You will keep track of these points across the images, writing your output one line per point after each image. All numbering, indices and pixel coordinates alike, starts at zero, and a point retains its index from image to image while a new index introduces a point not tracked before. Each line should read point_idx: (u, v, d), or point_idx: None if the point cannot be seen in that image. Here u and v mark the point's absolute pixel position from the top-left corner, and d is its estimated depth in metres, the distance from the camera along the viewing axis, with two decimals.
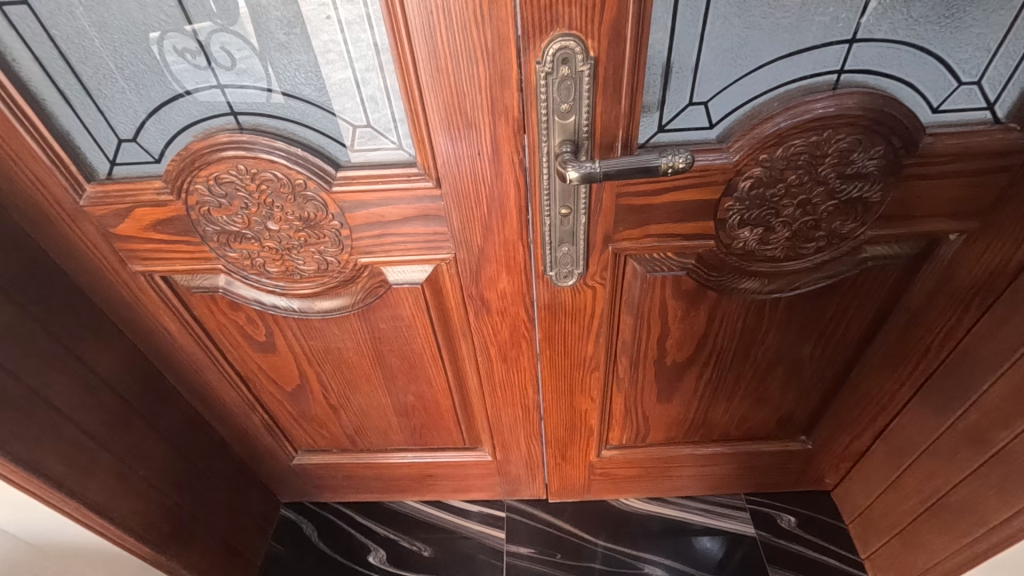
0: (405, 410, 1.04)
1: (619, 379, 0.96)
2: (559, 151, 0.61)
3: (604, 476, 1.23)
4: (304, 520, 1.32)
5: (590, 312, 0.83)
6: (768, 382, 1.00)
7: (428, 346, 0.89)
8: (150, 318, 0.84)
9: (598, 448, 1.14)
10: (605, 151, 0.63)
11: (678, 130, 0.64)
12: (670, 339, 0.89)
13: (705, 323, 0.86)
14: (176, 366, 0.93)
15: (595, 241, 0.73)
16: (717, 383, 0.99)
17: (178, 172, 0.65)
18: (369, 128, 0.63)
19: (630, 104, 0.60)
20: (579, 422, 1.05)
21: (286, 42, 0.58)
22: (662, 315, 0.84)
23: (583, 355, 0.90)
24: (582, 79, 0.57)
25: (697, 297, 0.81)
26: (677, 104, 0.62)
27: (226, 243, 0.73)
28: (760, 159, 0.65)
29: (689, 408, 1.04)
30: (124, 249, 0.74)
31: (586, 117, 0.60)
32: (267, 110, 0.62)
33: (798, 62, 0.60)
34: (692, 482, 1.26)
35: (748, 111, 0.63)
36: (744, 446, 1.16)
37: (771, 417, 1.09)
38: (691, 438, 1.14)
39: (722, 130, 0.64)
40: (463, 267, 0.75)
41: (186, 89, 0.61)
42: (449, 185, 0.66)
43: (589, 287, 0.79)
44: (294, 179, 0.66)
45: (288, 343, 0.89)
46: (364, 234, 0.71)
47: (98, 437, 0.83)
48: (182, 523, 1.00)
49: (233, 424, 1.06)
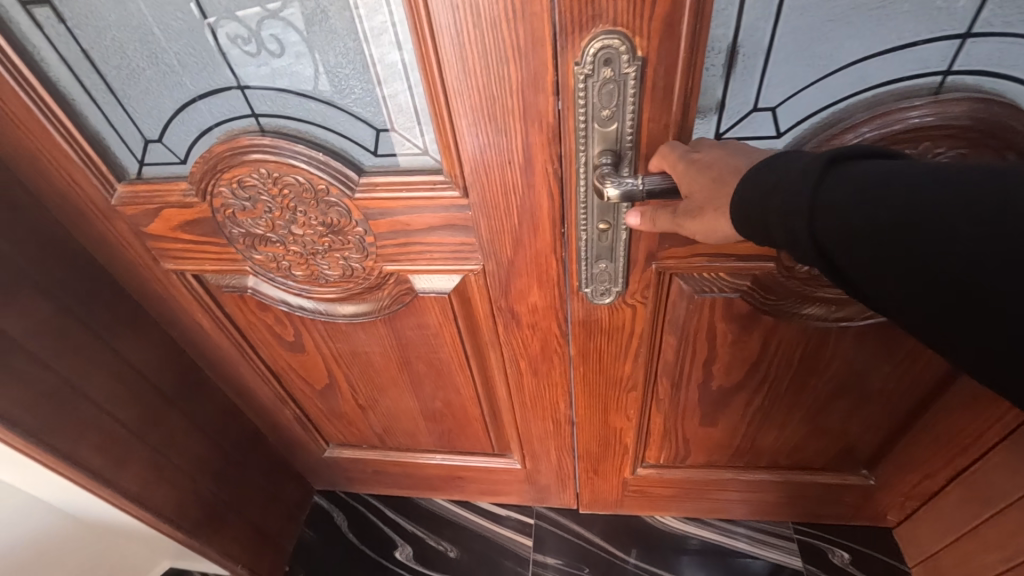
0: (433, 415, 1.02)
1: (659, 400, 0.90)
2: (598, 162, 0.55)
3: (638, 493, 1.17)
4: (335, 509, 1.34)
5: (628, 330, 0.76)
6: (829, 413, 0.90)
7: (456, 355, 0.85)
8: (183, 314, 0.85)
9: (633, 465, 1.08)
10: (651, 161, 0.56)
11: (739, 138, 0.56)
12: (717, 363, 0.81)
13: (758, 348, 0.78)
14: (210, 360, 0.94)
15: (636, 257, 0.66)
16: (767, 411, 0.90)
17: (203, 174, 0.63)
18: (393, 133, 0.58)
19: (682, 110, 0.52)
20: (613, 438, 1.00)
21: (308, 40, 0.54)
22: (708, 338, 0.77)
23: (620, 374, 0.84)
24: (626, 83, 0.50)
25: (750, 321, 0.73)
26: (739, 110, 0.54)
27: (251, 246, 0.71)
28: None
29: (734, 433, 0.96)
30: (156, 248, 0.74)
31: (630, 126, 0.53)
32: (289, 112, 0.59)
33: (894, 61, 0.50)
34: (733, 506, 1.18)
35: (823, 119, 0.54)
36: (795, 474, 1.07)
37: (829, 448, 0.99)
38: (737, 462, 1.06)
39: (791, 139, 0.56)
40: (492, 279, 0.71)
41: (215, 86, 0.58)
42: (476, 195, 0.61)
43: (628, 305, 0.72)
44: (316, 184, 0.62)
45: (316, 344, 0.88)
46: (389, 242, 0.68)
47: (134, 429, 0.85)
48: (215, 510, 1.03)
49: (267, 416, 1.08)
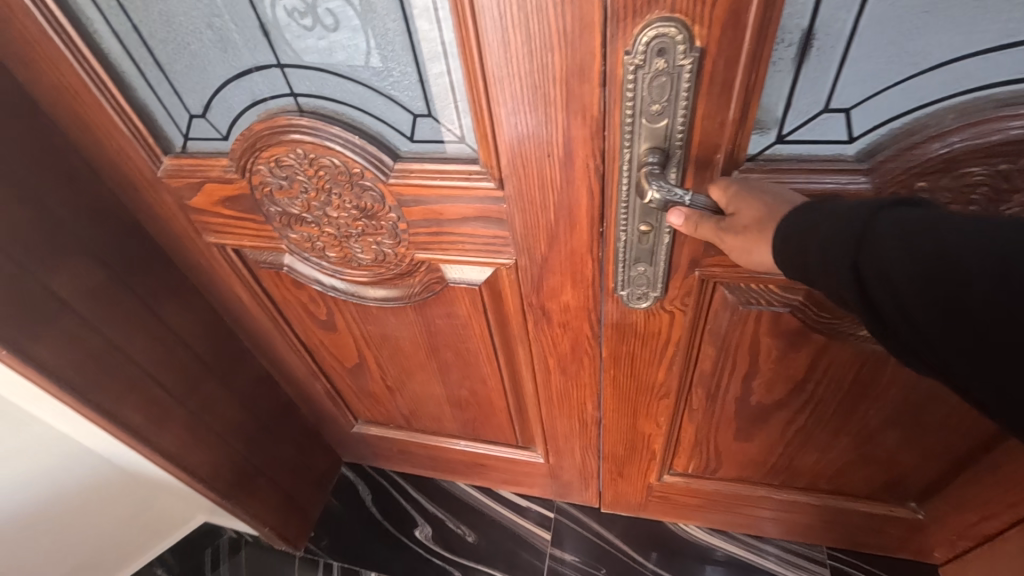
0: (459, 402, 1.01)
1: (692, 409, 0.86)
2: (644, 160, 0.52)
3: (663, 499, 1.13)
4: (361, 482, 1.37)
5: (664, 337, 0.72)
6: (879, 441, 0.84)
7: (484, 347, 0.84)
8: (224, 286, 0.87)
9: (660, 471, 1.04)
10: (700, 160, 0.52)
11: (805, 141, 0.51)
12: (758, 379, 0.76)
13: (806, 368, 0.73)
14: (248, 331, 0.96)
15: (678, 262, 0.62)
16: (810, 432, 0.85)
17: (242, 151, 0.63)
18: (431, 119, 0.56)
19: (741, 109, 0.48)
20: (641, 444, 0.96)
21: (349, 19, 0.52)
22: (751, 352, 0.72)
23: (652, 381, 0.80)
24: (681, 76, 0.46)
25: (799, 339, 0.68)
26: (807, 110, 0.49)
27: (287, 225, 0.71)
28: (916, 187, 0.50)
29: (771, 451, 0.91)
30: (198, 221, 0.75)
31: (680, 122, 0.49)
32: (328, 92, 0.58)
33: (998, 61, 0.44)
34: (763, 523, 1.13)
35: (906, 124, 0.48)
36: (833, 498, 1.01)
37: (875, 476, 0.93)
38: (771, 481, 1.00)
39: (866, 145, 0.50)
40: (524, 274, 0.68)
41: (235, 73, 0.59)
42: (512, 187, 0.58)
43: (666, 311, 0.68)
44: (351, 167, 0.61)
45: (348, 324, 0.88)
46: (421, 229, 0.66)
47: (174, 392, 0.89)
48: (246, 475, 1.07)
49: (300, 388, 1.10)
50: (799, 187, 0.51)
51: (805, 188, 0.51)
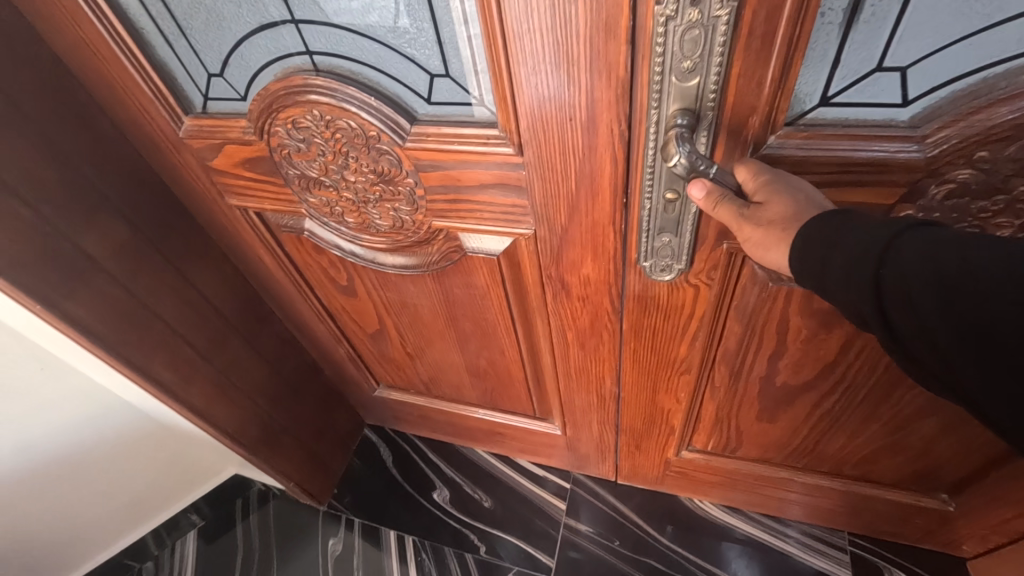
0: (477, 372, 1.01)
1: (714, 386, 0.83)
2: (671, 122, 0.49)
3: (680, 474, 1.13)
4: (383, 444, 1.41)
5: (688, 312, 0.70)
6: (913, 429, 0.80)
7: (502, 318, 0.83)
8: (247, 248, 0.88)
9: (678, 447, 1.03)
10: (734, 135, 0.50)
11: (853, 104, 0.48)
12: (787, 360, 0.74)
13: (838, 349, 0.70)
14: (272, 293, 0.98)
15: (705, 233, 0.60)
16: (836, 417, 0.82)
17: (260, 113, 0.62)
18: (448, 79, 0.54)
19: (781, 68, 0.45)
20: (660, 418, 0.94)
21: None
22: (779, 331, 0.70)
23: (673, 357, 0.78)
24: (716, 30, 0.43)
25: (832, 320, 0.65)
26: (857, 69, 0.46)
27: (306, 188, 0.71)
28: (974, 157, 0.47)
29: (796, 434, 0.88)
30: (221, 183, 0.76)
31: (713, 80, 0.46)
32: (344, 50, 0.56)
33: None
34: (781, 504, 1.11)
35: (969, 86, 0.45)
36: (858, 485, 0.99)
37: (906, 467, 0.90)
38: (794, 463, 0.98)
39: (921, 109, 0.47)
40: (543, 246, 0.66)
41: (254, 28, 0.57)
42: (532, 154, 0.55)
43: (691, 285, 0.66)
44: (367, 130, 0.59)
45: (368, 291, 0.89)
46: (439, 196, 0.64)
47: (201, 351, 0.91)
48: (272, 432, 1.11)
49: (323, 350, 1.12)
50: (843, 153, 0.49)
51: (850, 155, 0.49)
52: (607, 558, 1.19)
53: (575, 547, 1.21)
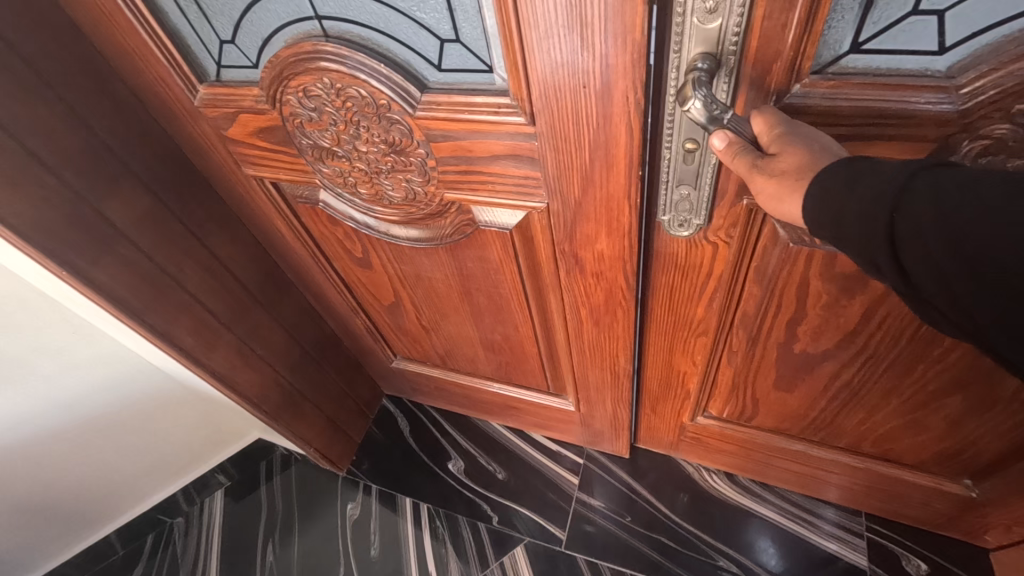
0: (492, 347, 1.02)
1: (731, 352, 0.91)
2: (692, 65, 0.53)
3: (696, 441, 1.19)
4: (400, 415, 1.44)
5: (706, 271, 0.76)
6: (938, 407, 0.86)
7: (515, 293, 0.82)
8: (265, 219, 0.89)
9: (693, 413, 1.10)
10: (756, 86, 0.53)
11: (887, 51, 0.51)
12: (804, 325, 0.80)
13: (859, 318, 0.76)
14: (292, 264, 0.99)
15: (725, 187, 0.64)
16: (857, 389, 0.89)
17: (271, 80, 0.61)
18: (459, 45, 0.52)
19: (805, 12, 0.47)
20: (677, 381, 1.03)
21: None
22: (799, 294, 0.75)
23: (691, 317, 0.85)
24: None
25: (852, 284, 0.70)
26: (890, 14, 0.49)
27: (320, 158, 0.70)
28: (1012, 111, 0.49)
29: (815, 403, 0.96)
30: (237, 153, 0.76)
31: (736, 23, 0.49)
32: (354, 14, 0.54)
33: None
34: (799, 476, 1.15)
35: (1012, 33, 0.47)
36: (878, 465, 1.04)
37: (929, 446, 0.95)
38: (810, 437, 1.05)
39: (958, 58, 0.49)
40: (557, 221, 0.65)
41: None
42: (544, 125, 0.53)
43: (710, 242, 0.71)
44: (378, 99, 0.58)
45: (382, 263, 0.89)
46: (450, 167, 0.63)
47: (223, 319, 0.93)
48: (294, 399, 1.14)
49: (342, 322, 1.14)
50: (873, 102, 0.52)
51: (880, 105, 0.52)
52: (618, 533, 1.21)
53: (586, 522, 1.23)
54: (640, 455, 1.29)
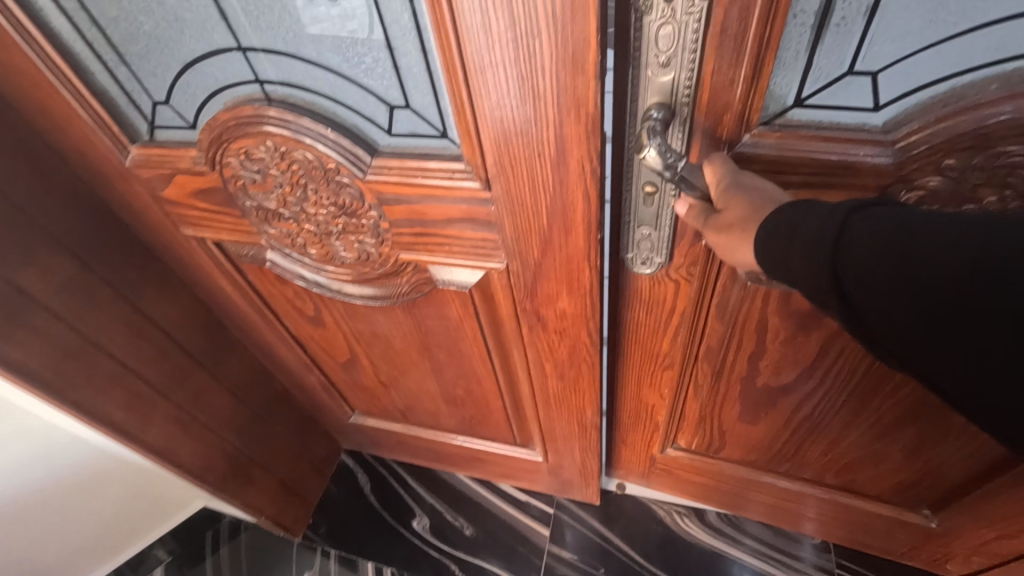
0: (455, 401, 0.98)
1: (696, 384, 0.91)
2: (647, 114, 0.53)
3: (666, 472, 1.18)
4: (360, 470, 1.36)
5: (670, 306, 0.76)
6: (896, 438, 0.87)
7: (477, 349, 0.80)
8: (207, 277, 0.83)
9: (663, 444, 1.10)
10: (708, 135, 0.55)
11: (827, 106, 0.52)
12: (766, 360, 0.81)
13: (816, 352, 0.77)
14: (238, 322, 0.93)
15: (684, 230, 0.65)
16: (817, 422, 0.90)
17: (210, 143, 0.58)
18: (409, 111, 0.50)
19: (752, 67, 0.49)
20: (646, 414, 1.03)
21: None
22: (759, 331, 0.77)
23: (658, 351, 0.86)
24: (689, 26, 0.47)
25: (808, 320, 0.72)
26: (829, 71, 0.50)
27: (265, 220, 0.67)
28: (944, 164, 0.51)
29: (778, 437, 0.97)
30: (174, 213, 0.71)
31: (687, 77, 0.51)
32: (295, 80, 0.51)
33: None
34: (768, 508, 1.15)
35: (938, 95, 0.49)
36: (842, 497, 1.05)
37: (890, 478, 0.97)
38: (777, 468, 1.06)
39: (893, 115, 0.51)
40: (517, 281, 0.63)
41: (198, 55, 0.52)
42: (500, 189, 0.52)
43: (672, 279, 0.72)
44: (325, 163, 0.56)
45: (336, 321, 0.85)
46: (405, 229, 0.61)
47: (160, 387, 0.86)
48: (241, 465, 1.06)
49: (294, 379, 1.08)
50: (816, 154, 0.54)
51: (823, 156, 0.54)
52: None
53: None
54: (611, 501, 1.26)
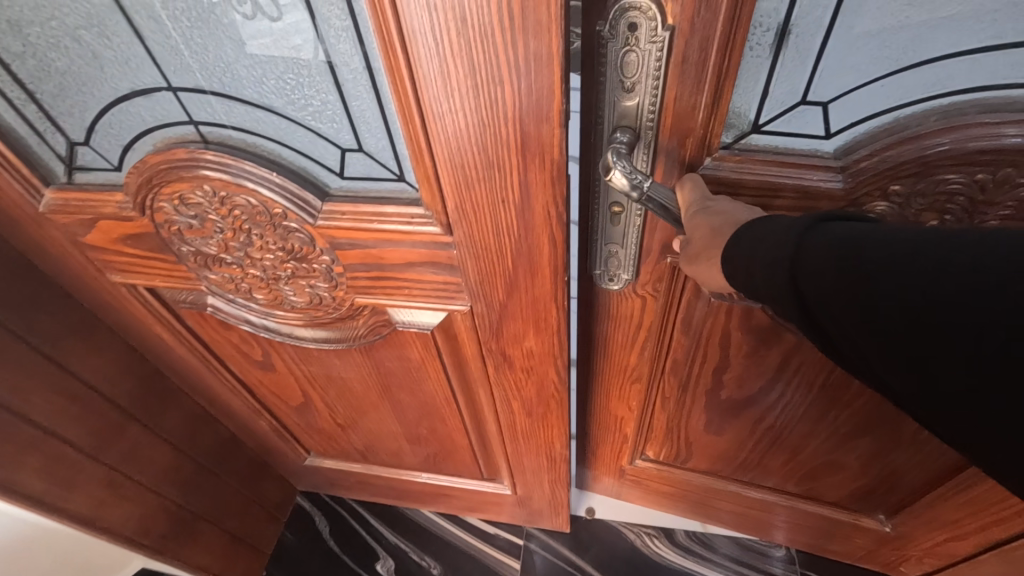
0: (418, 440, 0.94)
1: (663, 397, 0.91)
2: (613, 137, 0.53)
3: (636, 483, 1.19)
4: (318, 513, 1.29)
5: (638, 321, 0.76)
6: (851, 447, 0.90)
7: (440, 389, 0.76)
8: (141, 324, 0.76)
9: (631, 455, 1.11)
10: (673, 157, 0.55)
11: (782, 133, 0.53)
12: (729, 373, 0.82)
13: (776, 366, 0.79)
14: (177, 368, 0.86)
15: (650, 246, 0.65)
16: (779, 432, 0.92)
17: (138, 187, 0.53)
18: (363, 155, 0.47)
19: (712, 95, 0.49)
20: (615, 426, 1.03)
21: (245, 21, 0.40)
22: (722, 345, 0.77)
23: (626, 365, 0.86)
24: (651, 55, 0.47)
25: (768, 334, 0.73)
26: (783, 100, 0.50)
27: (204, 265, 0.62)
28: (890, 190, 0.54)
29: (741, 447, 0.99)
30: (100, 260, 0.64)
31: (651, 101, 0.51)
32: (234, 122, 0.47)
33: (981, 63, 0.45)
34: (735, 516, 1.18)
35: (884, 124, 0.50)
36: (803, 504, 1.08)
37: (847, 484, 1.00)
38: (742, 476, 1.08)
39: (843, 142, 0.52)
40: (481, 322, 0.60)
41: (122, 93, 0.47)
42: (462, 235, 0.49)
43: (639, 295, 0.72)
44: (271, 208, 0.52)
45: (287, 365, 0.79)
46: (361, 274, 0.57)
47: (86, 448, 0.78)
48: (185, 523, 0.97)
49: (242, 424, 1.00)
50: (773, 178, 0.54)
51: (779, 180, 0.54)
52: None
53: None
54: (581, 527, 1.25)
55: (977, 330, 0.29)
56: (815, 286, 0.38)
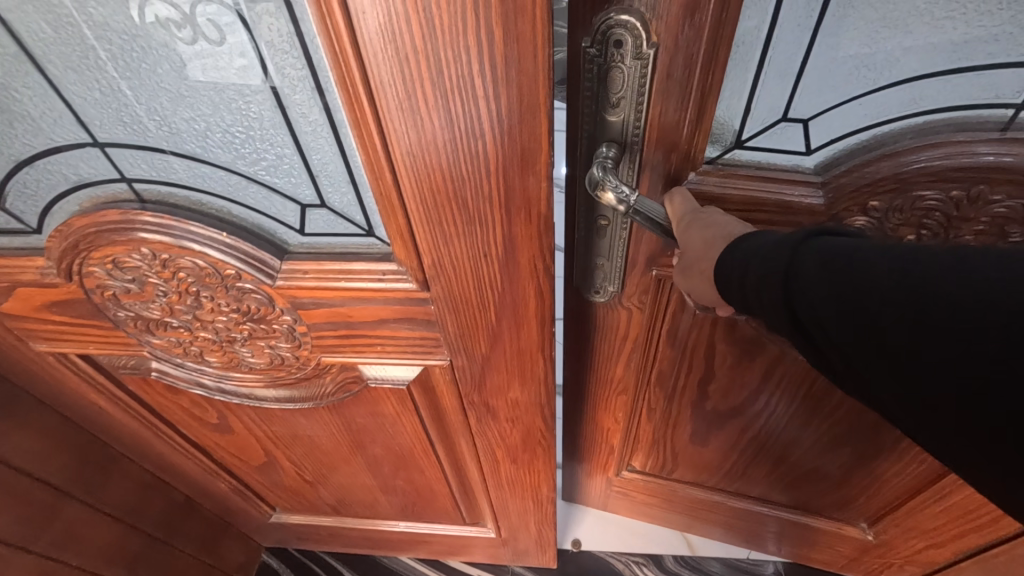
0: (394, 491, 0.88)
1: (650, 408, 0.89)
2: (599, 151, 0.50)
3: (622, 495, 1.17)
4: (287, 570, 1.19)
5: (623, 334, 0.74)
6: (833, 458, 0.90)
7: (418, 441, 0.71)
8: (75, 393, 0.68)
9: (618, 467, 1.09)
10: (659, 171, 0.52)
11: (764, 148, 0.51)
12: (715, 385, 0.81)
13: (759, 377, 0.77)
14: (119, 435, 0.77)
15: (635, 259, 0.63)
16: (763, 442, 0.91)
17: (63, 251, 0.46)
18: (329, 212, 0.42)
19: (698, 109, 0.47)
20: (601, 439, 1.00)
21: (182, 67, 0.35)
22: (706, 356, 0.76)
23: (611, 377, 0.83)
24: (635, 71, 0.45)
25: (751, 344, 0.72)
26: (764, 117, 0.48)
27: (146, 330, 0.55)
28: (868, 206, 0.52)
29: (727, 457, 0.98)
30: (22, 330, 0.56)
31: (636, 119, 0.48)
32: (174, 179, 0.41)
33: (958, 84, 0.44)
34: (721, 526, 1.17)
35: (862, 141, 0.49)
36: (788, 513, 1.08)
37: (829, 494, 1.00)
38: (726, 486, 1.07)
39: (822, 159, 0.51)
40: (462, 375, 0.56)
41: (38, 150, 0.41)
42: (440, 290, 0.45)
43: (626, 308, 0.69)
44: (221, 269, 0.46)
45: (247, 427, 0.72)
46: (327, 333, 0.52)
47: (14, 538, 0.68)
48: None
49: (198, 487, 0.91)
50: (756, 193, 0.52)
51: (762, 196, 0.52)
52: None
53: None
54: (568, 560, 1.21)
55: (981, 342, 0.28)
56: (812, 304, 0.36)
